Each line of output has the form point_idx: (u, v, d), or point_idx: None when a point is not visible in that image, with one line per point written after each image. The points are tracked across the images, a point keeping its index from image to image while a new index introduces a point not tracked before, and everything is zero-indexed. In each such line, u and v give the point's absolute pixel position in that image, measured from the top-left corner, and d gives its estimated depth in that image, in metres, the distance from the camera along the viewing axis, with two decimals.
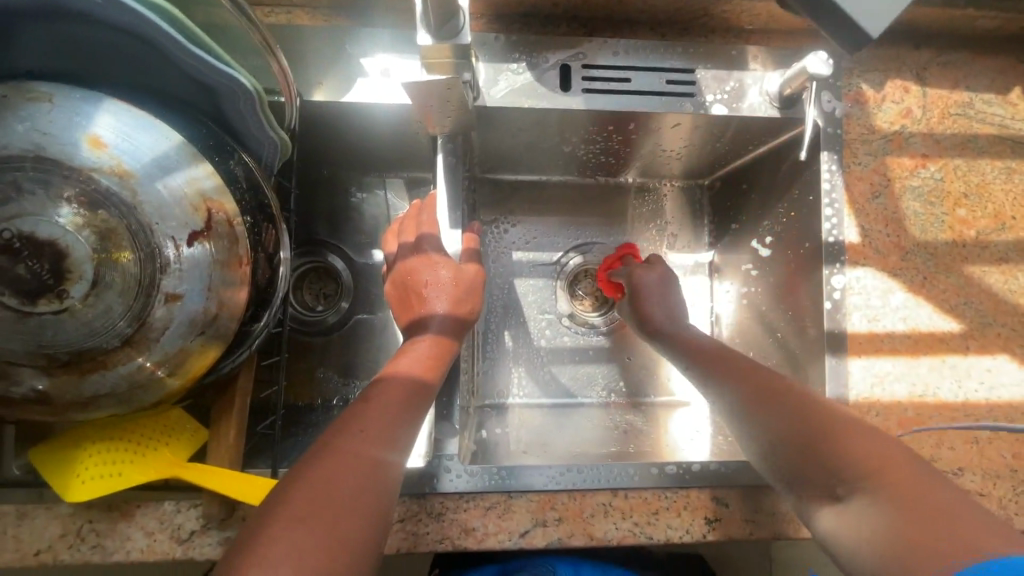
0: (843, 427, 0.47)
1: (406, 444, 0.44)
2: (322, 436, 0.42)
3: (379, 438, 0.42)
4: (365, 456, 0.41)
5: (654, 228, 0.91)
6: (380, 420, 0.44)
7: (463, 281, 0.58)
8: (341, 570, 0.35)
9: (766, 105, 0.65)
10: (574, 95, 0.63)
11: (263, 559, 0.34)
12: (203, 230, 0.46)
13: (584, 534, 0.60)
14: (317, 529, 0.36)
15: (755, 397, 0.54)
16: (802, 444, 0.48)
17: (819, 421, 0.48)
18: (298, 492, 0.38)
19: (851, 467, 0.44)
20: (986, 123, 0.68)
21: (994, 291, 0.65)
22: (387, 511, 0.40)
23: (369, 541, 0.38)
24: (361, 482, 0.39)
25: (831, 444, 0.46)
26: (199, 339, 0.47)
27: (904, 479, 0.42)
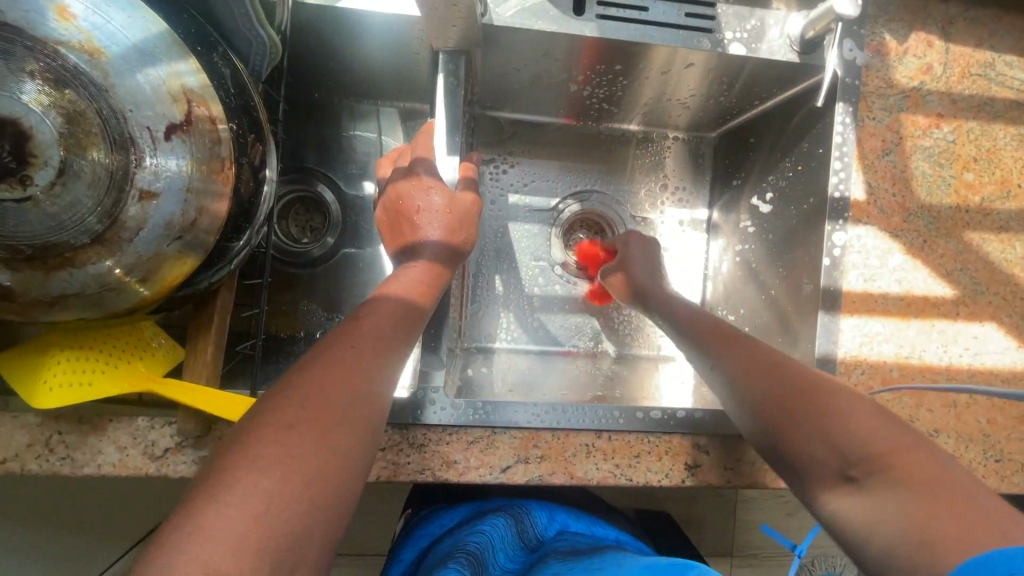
0: (852, 409, 0.44)
1: (397, 364, 0.42)
2: (310, 351, 0.40)
3: (371, 356, 0.40)
4: (358, 372, 0.39)
5: (653, 181, 0.88)
6: (371, 340, 0.42)
7: (458, 208, 0.55)
8: (332, 481, 0.34)
9: (786, 49, 0.62)
10: (587, 20, 0.59)
11: (249, 460, 0.32)
12: (182, 124, 0.42)
13: (566, 473, 0.60)
14: (308, 438, 0.34)
15: (757, 374, 0.51)
16: (817, 428, 0.44)
17: (814, 397, 0.46)
18: (286, 401, 0.36)
19: (863, 446, 0.41)
20: (1004, 86, 0.66)
21: (989, 258, 0.65)
22: (379, 428, 0.38)
23: (362, 456, 0.36)
24: (354, 397, 0.37)
25: (836, 425, 0.43)
26: (176, 244, 0.44)
27: (916, 463, 0.39)
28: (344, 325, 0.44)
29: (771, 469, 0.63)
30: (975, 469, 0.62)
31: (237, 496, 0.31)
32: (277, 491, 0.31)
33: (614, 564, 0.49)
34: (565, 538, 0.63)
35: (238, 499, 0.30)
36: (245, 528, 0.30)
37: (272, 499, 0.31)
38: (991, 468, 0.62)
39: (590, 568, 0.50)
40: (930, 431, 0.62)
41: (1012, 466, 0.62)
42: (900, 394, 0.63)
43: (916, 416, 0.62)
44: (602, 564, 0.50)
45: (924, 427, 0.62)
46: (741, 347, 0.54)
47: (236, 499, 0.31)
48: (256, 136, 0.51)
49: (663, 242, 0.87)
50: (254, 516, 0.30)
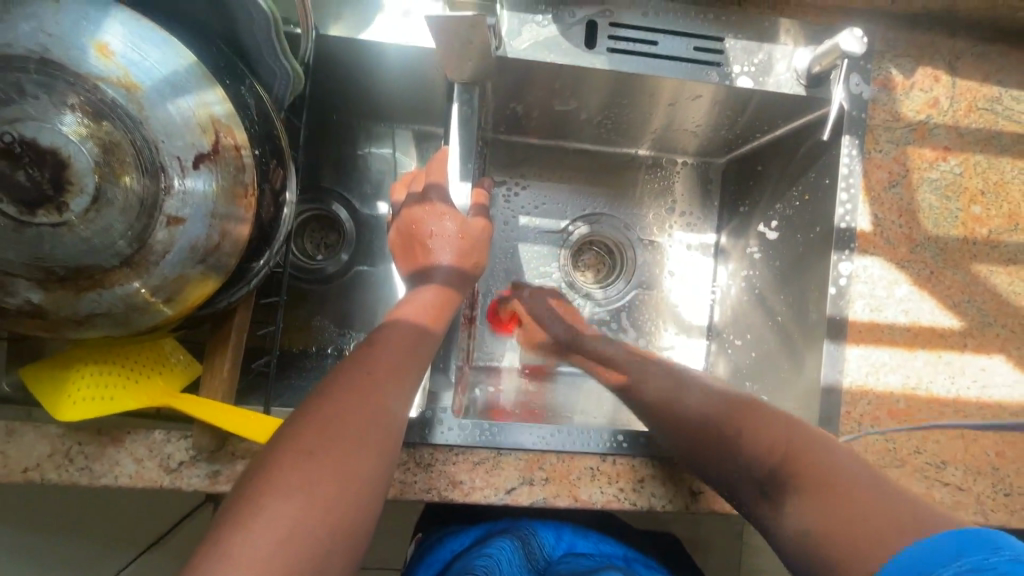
0: (768, 425, 0.51)
1: (411, 389, 0.43)
2: (328, 377, 0.41)
3: (386, 381, 0.42)
4: (376, 395, 0.40)
5: (663, 205, 0.90)
6: (385, 365, 0.43)
7: (470, 233, 0.57)
8: (350, 507, 0.35)
9: (793, 83, 0.63)
10: (598, 53, 0.61)
11: (273, 487, 0.33)
12: (210, 153, 0.44)
13: (569, 495, 0.60)
14: (327, 462, 0.35)
15: (681, 407, 0.58)
16: (747, 448, 0.51)
17: (733, 421, 0.53)
18: (306, 426, 0.37)
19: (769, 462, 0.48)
20: (1011, 120, 0.66)
21: (997, 290, 0.65)
22: (394, 451, 0.39)
23: (380, 481, 0.37)
24: (372, 423, 0.39)
25: (749, 444, 0.51)
26: (199, 267, 0.46)
27: (822, 464, 0.45)
28: (361, 348, 0.45)
29: None
30: (983, 503, 0.62)
31: (262, 522, 0.32)
32: (300, 517, 0.32)
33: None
34: (574, 559, 0.63)
35: (263, 525, 0.31)
36: (271, 553, 0.31)
37: (296, 526, 0.32)
38: (999, 502, 0.62)
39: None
40: (936, 463, 0.62)
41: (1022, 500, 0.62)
42: (906, 425, 0.63)
43: (922, 447, 0.62)
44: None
45: (930, 458, 0.62)
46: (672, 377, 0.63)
47: (262, 525, 0.32)
48: (277, 162, 0.53)
49: (671, 266, 0.88)
50: (280, 541, 0.31)
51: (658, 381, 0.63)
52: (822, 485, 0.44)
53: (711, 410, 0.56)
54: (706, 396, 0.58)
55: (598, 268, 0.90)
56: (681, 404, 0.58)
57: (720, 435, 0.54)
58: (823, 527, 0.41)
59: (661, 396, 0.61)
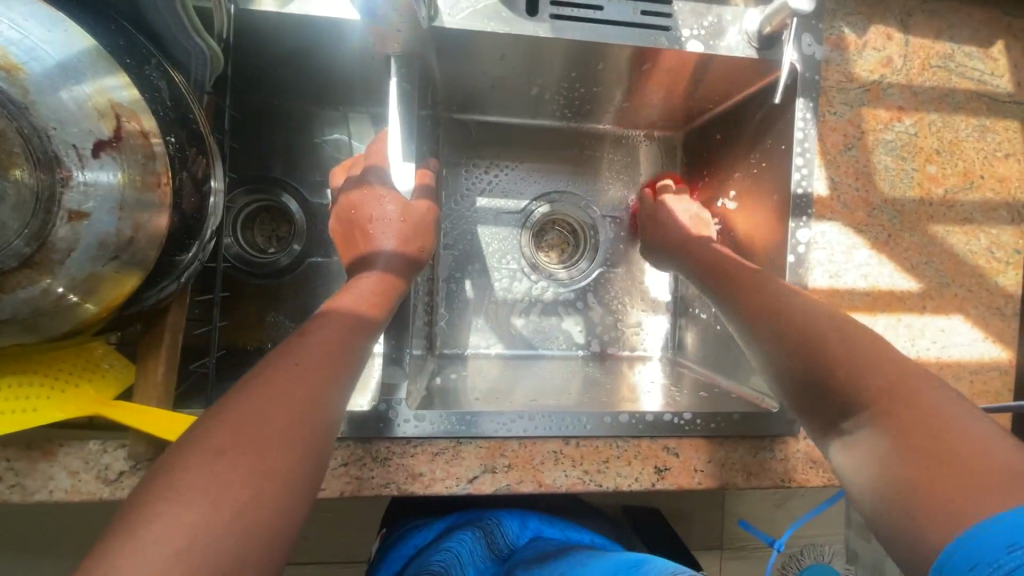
0: (861, 350, 0.42)
1: (345, 380, 0.41)
2: (251, 372, 0.39)
3: (313, 373, 0.39)
4: (301, 391, 0.37)
5: (625, 180, 0.88)
6: (314, 357, 0.40)
7: (412, 215, 0.54)
8: (267, 511, 0.32)
9: (744, 45, 0.61)
10: (540, 21, 0.58)
11: (177, 491, 0.31)
12: (112, 140, 0.41)
13: (533, 481, 0.59)
14: (238, 463, 0.32)
15: (769, 333, 0.49)
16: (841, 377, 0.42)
17: (829, 338, 0.44)
18: (221, 425, 0.34)
19: (860, 386, 0.40)
20: (965, 77, 0.66)
21: (954, 250, 0.65)
22: (324, 447, 0.37)
23: (305, 479, 0.35)
24: (294, 416, 0.36)
25: (839, 363, 0.42)
26: (112, 264, 0.43)
27: (926, 405, 0.37)
28: (293, 339, 0.43)
29: (742, 469, 0.62)
30: None
31: (159, 532, 0.29)
32: (203, 522, 0.30)
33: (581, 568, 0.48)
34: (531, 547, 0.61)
35: (158, 535, 0.29)
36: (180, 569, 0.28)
37: (200, 535, 0.29)
38: None
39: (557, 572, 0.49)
40: None
41: None
42: None
43: None
44: (568, 567, 0.49)
45: None
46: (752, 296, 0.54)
47: (161, 534, 0.29)
48: (198, 149, 0.49)
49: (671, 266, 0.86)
50: (177, 551, 0.29)
51: (747, 303, 0.53)
52: (923, 431, 0.36)
53: (798, 332, 0.47)
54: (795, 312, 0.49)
55: (562, 248, 0.89)
56: (766, 328, 0.50)
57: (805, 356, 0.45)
58: (914, 487, 0.34)
59: (749, 324, 0.52)
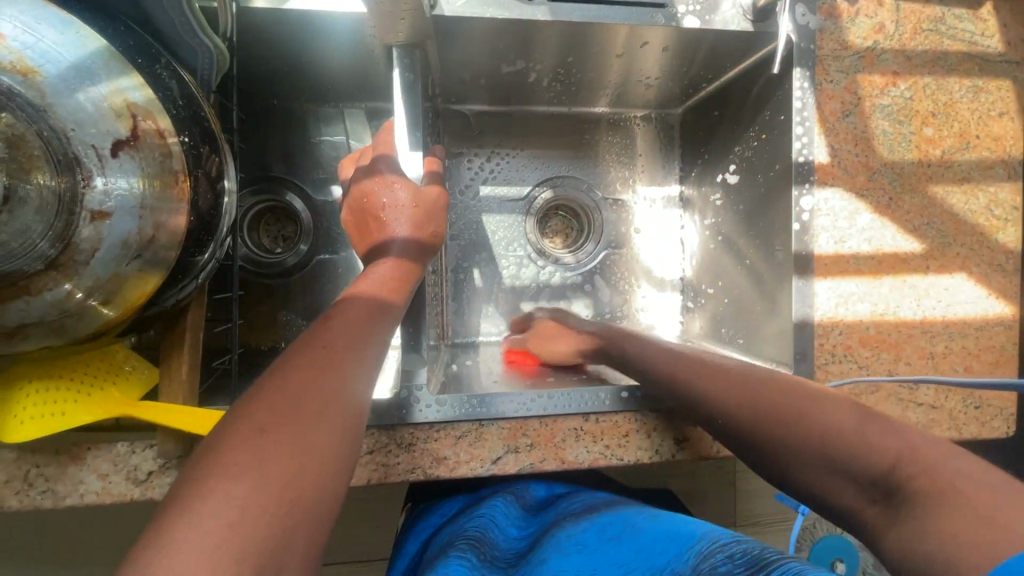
0: (833, 417, 0.43)
1: (373, 361, 0.41)
2: (280, 357, 0.39)
3: (341, 356, 0.40)
4: (331, 371, 0.38)
5: (624, 162, 0.89)
6: (340, 339, 0.41)
7: (424, 201, 0.55)
8: (310, 484, 0.33)
9: (739, 19, 0.62)
10: (538, 4, 0.59)
11: (221, 467, 0.31)
12: (129, 140, 0.41)
13: (556, 458, 0.60)
14: (279, 438, 0.33)
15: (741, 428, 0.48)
16: (841, 457, 0.41)
17: (798, 412, 0.45)
18: (257, 404, 0.35)
19: (860, 459, 0.40)
20: (956, 39, 0.67)
21: (954, 210, 0.66)
22: (359, 426, 0.38)
23: (342, 457, 0.35)
24: (328, 396, 0.37)
25: (822, 436, 0.42)
26: (135, 263, 0.43)
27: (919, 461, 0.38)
28: (318, 324, 0.43)
29: None
30: (955, 417, 0.65)
31: (208, 504, 0.29)
32: (249, 494, 0.30)
33: (630, 533, 0.48)
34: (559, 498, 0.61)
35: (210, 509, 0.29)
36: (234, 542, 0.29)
37: (249, 509, 0.30)
38: (971, 415, 0.66)
39: (604, 537, 0.48)
40: (910, 384, 0.64)
41: (990, 410, 0.66)
42: (878, 350, 0.64)
43: (895, 370, 0.64)
44: (615, 531, 0.48)
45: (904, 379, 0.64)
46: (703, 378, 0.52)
47: (210, 507, 0.29)
48: (210, 147, 0.50)
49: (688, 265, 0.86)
50: (227, 524, 0.29)
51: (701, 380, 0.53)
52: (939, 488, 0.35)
53: (770, 421, 0.46)
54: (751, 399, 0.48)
55: (567, 234, 0.90)
56: (732, 415, 0.49)
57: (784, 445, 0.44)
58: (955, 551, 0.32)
59: (713, 410, 0.50)
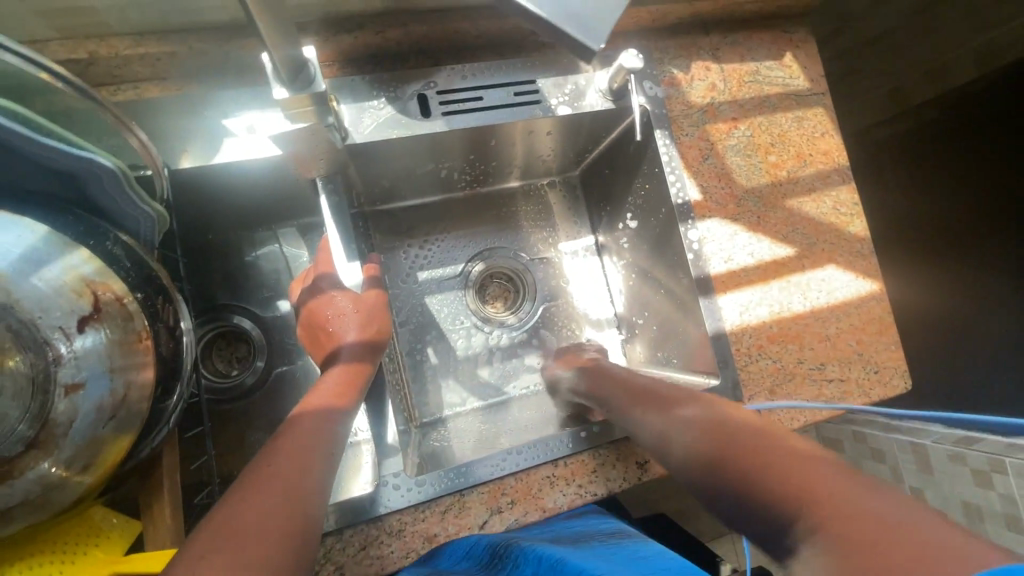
0: (782, 448, 0.41)
1: (321, 473, 0.47)
2: (233, 483, 0.44)
3: (285, 469, 0.45)
4: (277, 487, 0.43)
5: (542, 225, 0.99)
6: (287, 456, 0.46)
7: (365, 306, 0.62)
8: None
9: (602, 101, 0.75)
10: (436, 119, 0.69)
11: None
12: (92, 314, 0.46)
13: (537, 508, 0.65)
14: (221, 558, 0.37)
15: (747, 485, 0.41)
16: (772, 483, 0.39)
17: (758, 436, 0.44)
18: (206, 530, 0.39)
19: (798, 478, 0.38)
20: (773, 84, 0.83)
21: (810, 215, 0.80)
22: (310, 537, 0.42)
23: (287, 566, 0.39)
24: (272, 508, 0.41)
25: (770, 455, 0.41)
26: (111, 424, 0.46)
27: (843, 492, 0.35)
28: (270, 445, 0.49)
29: None
30: (863, 384, 0.76)
31: None
32: None
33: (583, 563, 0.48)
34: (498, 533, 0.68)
35: None
36: None
37: None
38: (874, 379, 0.77)
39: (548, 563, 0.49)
40: (817, 366, 0.76)
41: (887, 372, 0.77)
42: (784, 343, 0.75)
43: (803, 357, 0.75)
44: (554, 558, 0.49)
45: (811, 363, 0.75)
46: (708, 414, 0.50)
47: None
48: (165, 298, 0.54)
49: (617, 303, 0.97)
50: None
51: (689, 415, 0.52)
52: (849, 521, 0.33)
53: (712, 440, 0.46)
54: (801, 466, 0.39)
55: (506, 297, 0.97)
56: (692, 441, 0.48)
57: (741, 470, 0.41)
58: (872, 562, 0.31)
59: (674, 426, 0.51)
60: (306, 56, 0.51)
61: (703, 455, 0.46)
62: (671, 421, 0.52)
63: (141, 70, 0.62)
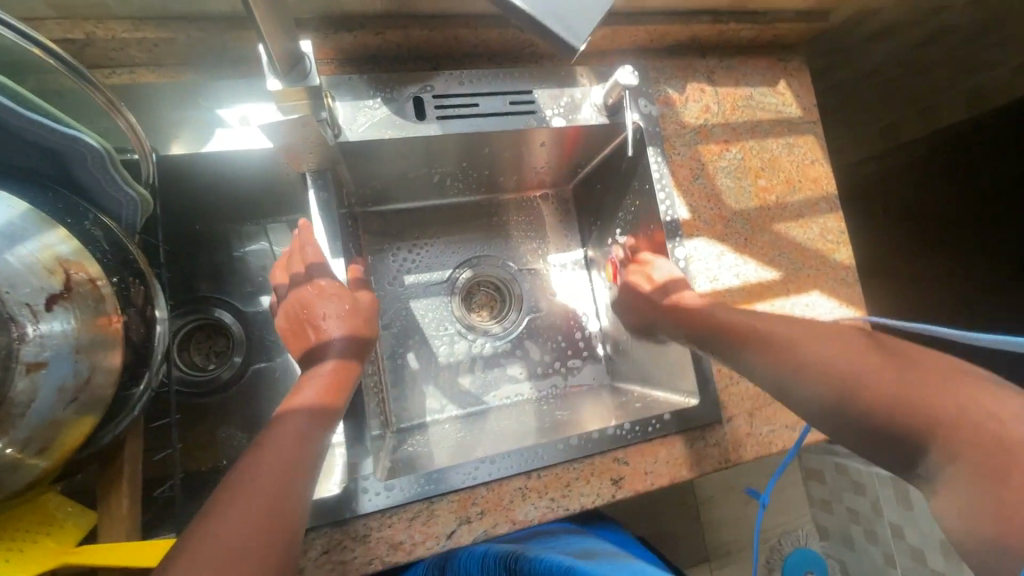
0: (875, 383, 0.46)
1: (307, 479, 0.47)
2: (216, 490, 0.43)
3: (269, 490, 0.44)
4: (261, 498, 0.43)
5: (532, 236, 0.99)
6: (273, 462, 0.46)
7: (356, 302, 0.61)
8: None
9: (597, 116, 0.75)
10: (429, 122, 0.69)
11: None
12: (63, 292, 0.45)
13: (507, 520, 0.64)
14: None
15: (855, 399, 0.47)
16: (896, 414, 0.44)
17: (850, 372, 0.48)
18: (190, 545, 0.39)
19: (908, 414, 0.43)
20: (765, 110, 0.84)
21: (797, 240, 0.81)
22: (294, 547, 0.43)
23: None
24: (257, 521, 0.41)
25: (871, 395, 0.46)
26: (72, 407, 0.45)
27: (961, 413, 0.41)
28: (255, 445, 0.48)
29: (684, 461, 0.71)
30: None
31: None
32: None
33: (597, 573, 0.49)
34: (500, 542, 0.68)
35: None
36: None
37: None
38: None
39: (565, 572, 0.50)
40: None
41: None
42: None
43: None
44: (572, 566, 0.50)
45: None
46: (791, 352, 0.54)
47: None
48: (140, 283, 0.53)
49: (602, 317, 0.97)
50: None
51: (766, 357, 0.56)
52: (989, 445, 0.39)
53: (811, 381, 0.51)
54: (935, 386, 0.43)
55: (491, 306, 0.97)
56: (798, 383, 0.52)
57: (875, 401, 0.46)
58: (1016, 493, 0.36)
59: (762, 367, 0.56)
60: (303, 50, 0.51)
61: (809, 395, 0.51)
62: (767, 358, 0.56)
63: (138, 55, 0.62)
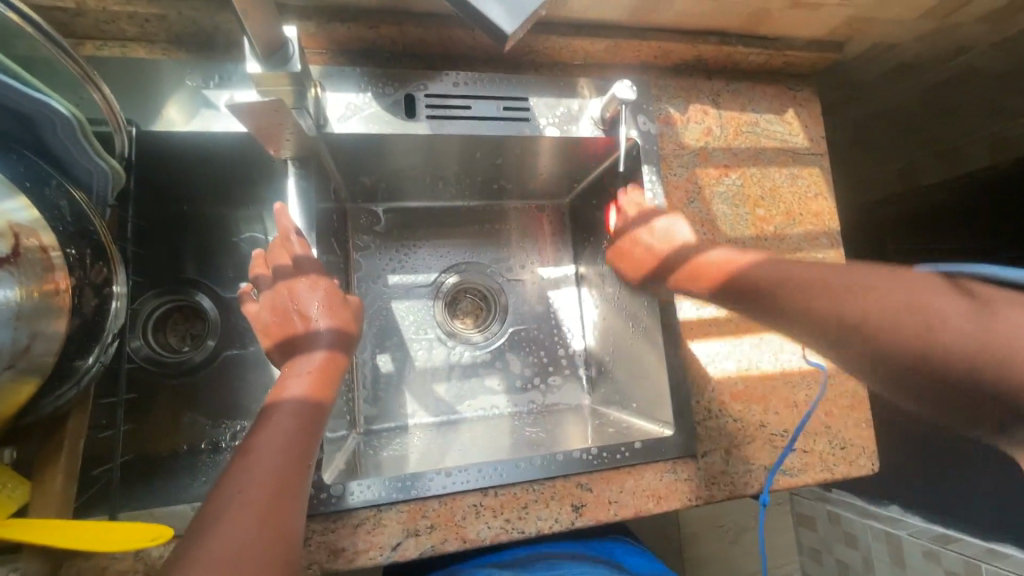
0: (949, 312, 0.43)
1: (300, 475, 0.47)
2: (208, 500, 0.43)
3: (269, 490, 0.44)
4: (258, 501, 0.43)
5: (524, 246, 0.97)
6: (266, 462, 0.46)
7: (341, 293, 0.62)
8: None
9: (593, 129, 0.74)
10: (419, 120, 0.68)
11: None
12: (10, 256, 0.44)
13: (457, 538, 0.61)
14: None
15: (928, 339, 0.44)
16: (966, 343, 0.41)
17: (920, 305, 0.45)
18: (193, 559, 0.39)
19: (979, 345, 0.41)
20: (770, 138, 0.82)
21: None
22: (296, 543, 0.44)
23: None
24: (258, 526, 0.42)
25: (939, 328, 0.43)
26: (7, 373, 0.44)
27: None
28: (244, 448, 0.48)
29: (652, 494, 0.67)
30: (826, 459, 0.73)
31: None
32: None
33: None
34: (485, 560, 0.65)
35: None
36: None
37: None
38: (839, 456, 0.73)
39: None
40: (779, 432, 0.72)
41: (855, 450, 0.73)
42: (746, 403, 0.72)
43: (765, 421, 0.72)
44: None
45: (773, 429, 0.72)
46: (845, 294, 0.51)
47: None
48: (96, 257, 0.53)
49: (587, 336, 0.94)
50: None
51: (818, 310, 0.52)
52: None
53: (867, 320, 0.48)
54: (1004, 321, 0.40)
55: (476, 314, 0.95)
56: (854, 316, 0.49)
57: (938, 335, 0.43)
58: None
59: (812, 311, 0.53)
60: (286, 35, 0.50)
61: (870, 327, 0.48)
62: (821, 300, 0.53)
63: (129, 28, 0.62)
